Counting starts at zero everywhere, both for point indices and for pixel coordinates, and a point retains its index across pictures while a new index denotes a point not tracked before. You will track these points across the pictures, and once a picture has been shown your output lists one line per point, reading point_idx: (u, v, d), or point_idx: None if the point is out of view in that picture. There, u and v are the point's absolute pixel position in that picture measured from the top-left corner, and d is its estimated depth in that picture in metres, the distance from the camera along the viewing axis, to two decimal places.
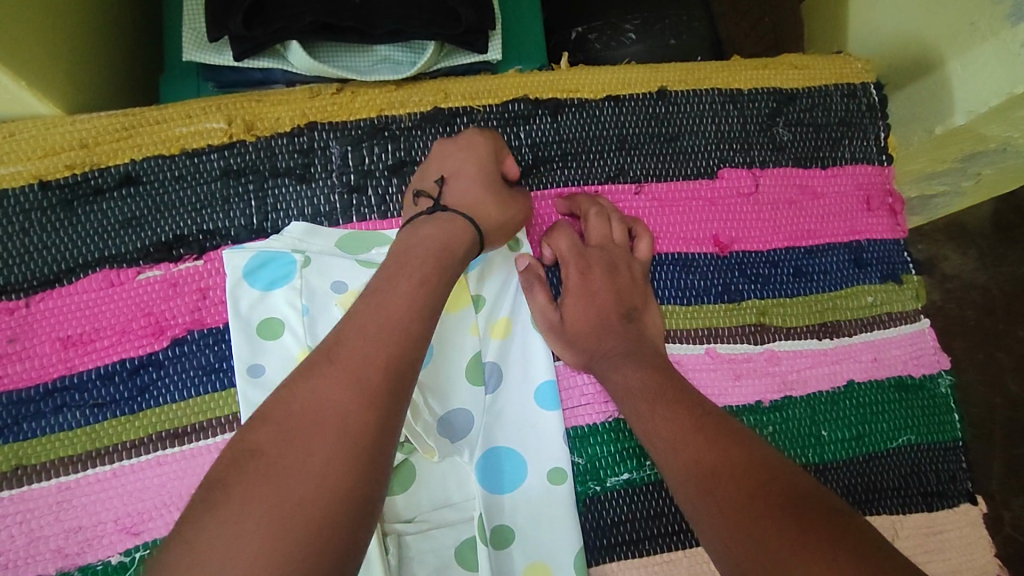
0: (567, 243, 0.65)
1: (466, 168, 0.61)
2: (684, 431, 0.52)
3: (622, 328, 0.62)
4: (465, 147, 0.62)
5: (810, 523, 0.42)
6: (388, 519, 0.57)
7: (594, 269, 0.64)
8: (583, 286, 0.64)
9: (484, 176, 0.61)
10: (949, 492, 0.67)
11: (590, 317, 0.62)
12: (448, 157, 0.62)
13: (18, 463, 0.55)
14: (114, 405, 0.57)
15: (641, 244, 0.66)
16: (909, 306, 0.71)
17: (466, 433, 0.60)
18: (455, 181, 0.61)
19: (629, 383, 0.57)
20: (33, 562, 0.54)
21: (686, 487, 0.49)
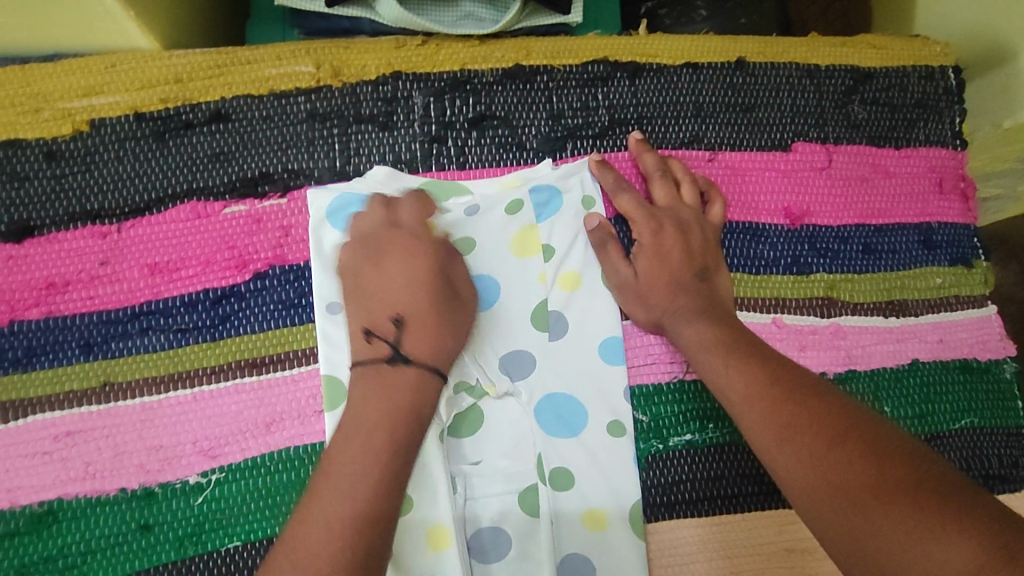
0: (637, 200, 0.65)
1: (404, 284, 0.55)
2: (756, 381, 0.52)
3: (695, 286, 0.61)
4: (395, 248, 0.57)
5: (890, 468, 0.44)
6: (455, 461, 0.59)
7: (664, 228, 0.63)
8: (655, 244, 0.63)
9: (424, 282, 0.56)
10: (1012, 477, 0.65)
11: (664, 271, 0.62)
12: (380, 283, 0.55)
13: (107, 380, 0.57)
14: (197, 331, 0.59)
15: (714, 206, 0.66)
16: (977, 290, 0.70)
17: (524, 374, 0.61)
18: (413, 327, 0.54)
19: (700, 335, 0.57)
20: (117, 475, 0.55)
21: (760, 433, 0.50)
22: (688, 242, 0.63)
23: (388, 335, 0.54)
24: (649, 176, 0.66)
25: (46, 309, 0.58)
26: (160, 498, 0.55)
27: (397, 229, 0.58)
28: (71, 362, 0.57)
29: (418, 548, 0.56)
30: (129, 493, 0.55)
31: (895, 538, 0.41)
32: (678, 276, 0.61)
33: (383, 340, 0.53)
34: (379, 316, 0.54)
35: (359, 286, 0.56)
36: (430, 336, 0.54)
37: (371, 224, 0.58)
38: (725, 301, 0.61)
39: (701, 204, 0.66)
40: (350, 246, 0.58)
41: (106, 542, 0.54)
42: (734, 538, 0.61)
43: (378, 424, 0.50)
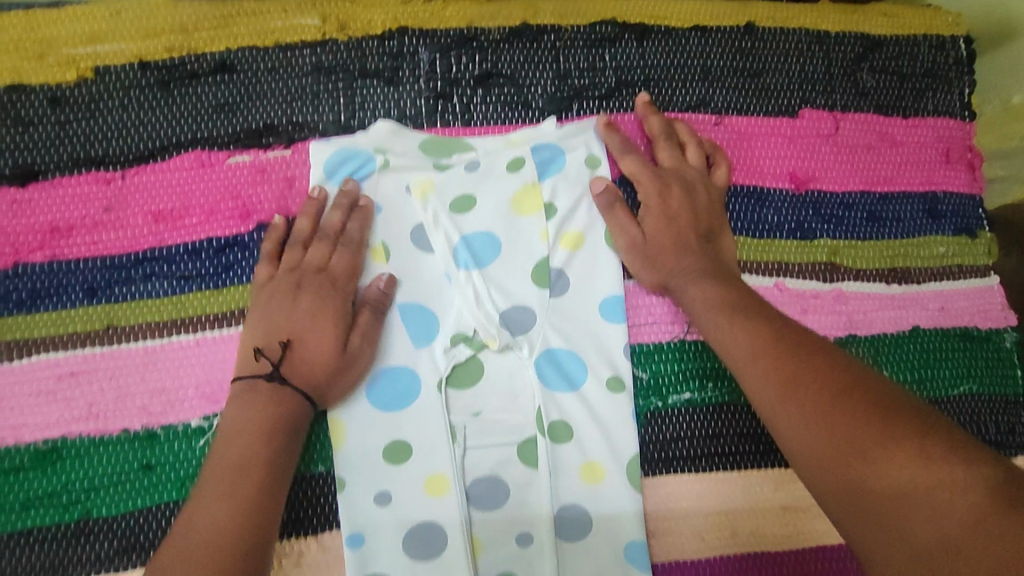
0: (643, 161, 0.64)
1: (303, 310, 0.56)
2: (759, 340, 0.53)
3: (698, 246, 0.61)
4: (318, 287, 0.57)
5: (893, 419, 0.44)
6: (455, 412, 0.59)
7: (672, 187, 0.63)
8: (662, 204, 0.63)
9: (332, 326, 0.56)
10: (1007, 443, 0.65)
11: (668, 231, 0.62)
12: (286, 309, 0.56)
13: (110, 324, 0.57)
14: (200, 278, 0.59)
15: (715, 167, 0.66)
16: (981, 261, 0.69)
17: (525, 329, 0.61)
18: (302, 351, 0.55)
19: (705, 293, 0.58)
20: (120, 415, 0.56)
21: (764, 391, 0.50)
22: (694, 203, 0.63)
23: (275, 355, 0.55)
24: (656, 138, 0.66)
25: (50, 253, 0.58)
26: (162, 439, 0.56)
27: (328, 275, 0.58)
28: (75, 305, 0.57)
29: (418, 494, 0.57)
30: (132, 434, 0.56)
31: (899, 486, 0.41)
32: (682, 235, 0.62)
33: (269, 361, 0.55)
34: (276, 338, 0.56)
35: (267, 306, 0.57)
36: (314, 362, 0.55)
37: (308, 260, 0.58)
38: (728, 266, 0.62)
39: (705, 163, 0.66)
40: (269, 281, 0.58)
41: (109, 480, 0.55)
42: (730, 495, 0.62)
43: (239, 429, 0.52)
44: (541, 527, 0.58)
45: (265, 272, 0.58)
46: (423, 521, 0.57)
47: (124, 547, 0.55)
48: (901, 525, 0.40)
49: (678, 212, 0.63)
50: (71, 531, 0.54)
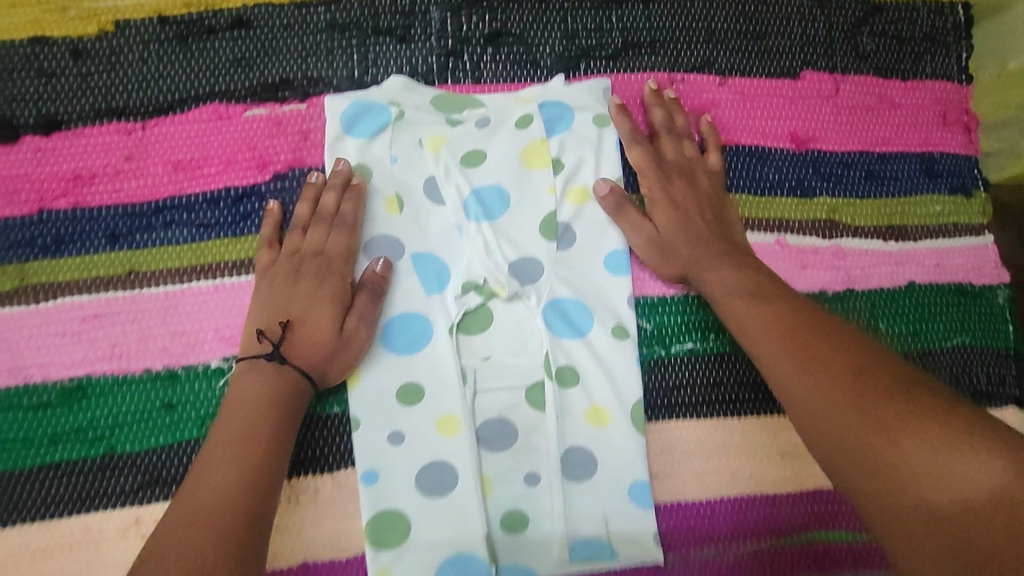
0: (649, 153, 0.65)
1: (303, 291, 0.58)
2: (778, 325, 0.54)
3: (710, 228, 0.63)
4: (318, 271, 0.59)
5: (892, 370, 0.47)
6: (465, 356, 0.61)
7: (674, 182, 0.65)
8: (666, 196, 0.64)
9: (329, 306, 0.58)
10: (997, 393, 0.68)
11: (677, 219, 0.63)
12: (286, 293, 0.58)
13: (132, 269, 0.59)
14: (218, 227, 0.61)
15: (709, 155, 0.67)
16: (976, 220, 0.71)
17: (534, 280, 0.63)
18: (303, 330, 0.57)
19: (722, 279, 0.59)
20: (142, 356, 0.58)
21: (782, 376, 0.52)
22: (699, 194, 0.65)
23: (276, 336, 0.56)
24: (657, 130, 0.67)
25: (73, 200, 0.60)
26: (182, 379, 0.58)
27: (327, 257, 0.59)
28: (97, 250, 0.59)
29: (430, 433, 0.60)
30: (153, 374, 0.58)
31: (919, 452, 0.41)
32: (690, 219, 0.63)
33: (269, 340, 0.56)
34: (277, 319, 0.57)
35: (271, 291, 0.58)
36: (315, 341, 0.56)
37: (307, 244, 0.59)
38: (738, 239, 0.63)
39: (700, 156, 0.67)
40: (270, 265, 0.59)
41: (133, 417, 0.57)
42: (730, 440, 0.64)
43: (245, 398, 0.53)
44: (548, 467, 0.61)
45: (265, 256, 0.60)
46: (434, 460, 0.60)
47: (147, 481, 0.57)
48: (919, 489, 0.41)
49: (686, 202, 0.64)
50: (97, 465, 0.57)
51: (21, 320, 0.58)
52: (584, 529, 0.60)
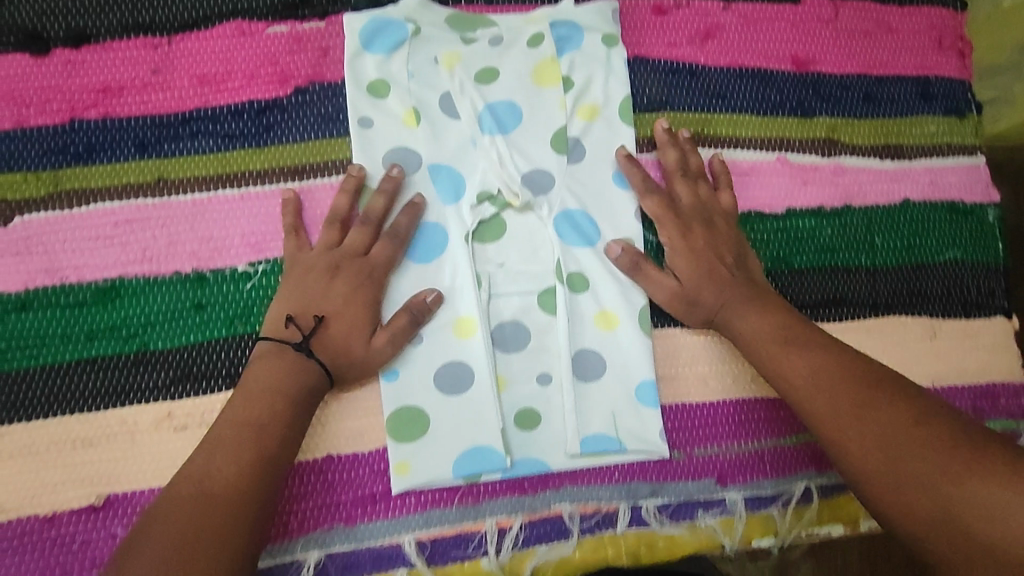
0: (664, 203, 0.65)
1: (336, 287, 0.59)
2: (821, 367, 0.56)
3: (733, 277, 0.63)
4: (357, 271, 0.60)
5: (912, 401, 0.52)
6: (480, 262, 0.64)
7: (694, 231, 0.64)
8: (687, 246, 0.64)
9: (363, 304, 0.59)
10: (986, 304, 0.70)
11: (698, 269, 0.63)
12: (324, 289, 0.59)
13: (162, 177, 0.62)
14: (243, 138, 0.63)
15: (722, 194, 0.66)
16: (969, 139, 0.73)
17: (545, 192, 0.66)
18: (333, 323, 0.58)
19: (755, 326, 0.61)
20: (172, 259, 0.61)
21: (825, 414, 0.54)
22: (718, 241, 0.64)
23: (306, 326, 0.58)
24: (670, 172, 0.66)
25: (103, 111, 0.62)
26: (211, 282, 0.61)
27: (366, 262, 0.60)
28: (127, 158, 0.62)
29: (446, 334, 0.63)
30: (183, 276, 0.61)
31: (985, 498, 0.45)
32: (710, 267, 0.63)
33: (299, 330, 0.58)
34: (308, 311, 0.59)
35: (301, 283, 0.59)
36: (344, 339, 0.58)
37: (345, 245, 0.60)
38: (757, 280, 0.64)
39: (713, 198, 0.66)
40: (298, 253, 0.60)
41: (165, 316, 0.60)
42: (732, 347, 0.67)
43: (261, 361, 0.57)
44: (559, 367, 0.64)
45: (293, 245, 0.61)
46: (451, 361, 0.63)
47: (179, 376, 0.60)
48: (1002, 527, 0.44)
49: (705, 253, 0.63)
50: (131, 361, 0.60)
51: (57, 226, 0.60)
52: (593, 426, 0.63)
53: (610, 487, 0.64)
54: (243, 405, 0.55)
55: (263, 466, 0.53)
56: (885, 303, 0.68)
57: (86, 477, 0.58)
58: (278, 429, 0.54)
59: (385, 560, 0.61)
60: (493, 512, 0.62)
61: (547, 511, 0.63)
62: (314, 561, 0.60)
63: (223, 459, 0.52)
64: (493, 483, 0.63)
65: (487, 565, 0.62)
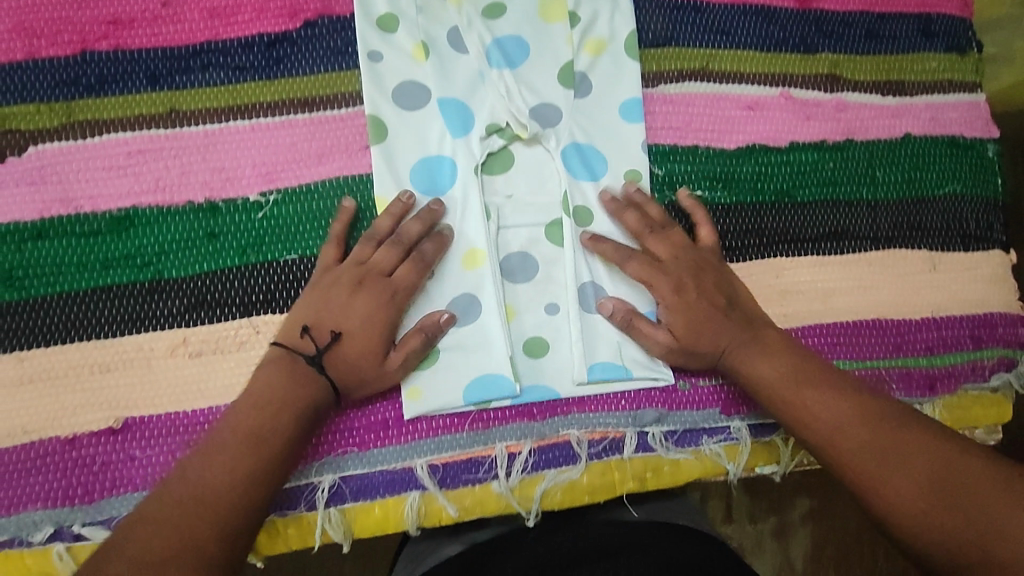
0: (647, 263, 0.63)
1: (358, 306, 0.58)
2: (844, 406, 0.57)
3: (727, 320, 0.62)
4: (378, 292, 0.59)
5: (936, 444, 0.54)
6: (489, 194, 0.65)
7: (685, 285, 0.62)
8: (679, 300, 0.62)
9: (381, 328, 0.59)
10: (985, 237, 0.71)
11: (693, 322, 0.62)
12: (344, 302, 0.58)
13: (174, 109, 0.62)
14: (253, 71, 0.64)
15: (702, 230, 0.65)
16: (969, 77, 0.74)
17: (552, 126, 0.66)
18: (346, 343, 0.58)
19: (766, 376, 0.60)
20: (185, 189, 0.62)
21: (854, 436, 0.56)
22: (710, 293, 0.62)
23: (322, 340, 0.58)
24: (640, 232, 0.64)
25: (114, 43, 0.62)
26: (223, 212, 0.62)
27: (388, 284, 0.59)
28: (139, 90, 0.62)
29: (456, 264, 0.64)
30: (195, 206, 0.62)
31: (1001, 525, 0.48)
32: (701, 317, 0.62)
33: (314, 343, 0.57)
34: (324, 325, 0.58)
35: (323, 293, 0.59)
36: (357, 358, 0.58)
37: (372, 263, 0.59)
38: (753, 325, 0.62)
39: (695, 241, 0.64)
40: (331, 266, 0.60)
41: (178, 244, 0.61)
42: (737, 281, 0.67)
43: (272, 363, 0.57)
44: (566, 298, 0.65)
45: (332, 254, 0.61)
46: (461, 292, 0.64)
47: (193, 304, 0.61)
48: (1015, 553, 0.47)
49: (698, 304, 0.62)
50: (146, 289, 0.61)
51: (71, 157, 0.61)
52: (600, 355, 0.65)
53: (617, 414, 0.65)
54: (253, 388, 0.56)
55: (276, 452, 0.53)
56: (885, 236, 0.69)
57: (105, 401, 0.60)
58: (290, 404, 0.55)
59: (397, 485, 0.62)
60: (503, 438, 0.63)
61: (555, 437, 0.64)
62: (328, 484, 0.61)
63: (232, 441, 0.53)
64: (503, 409, 0.64)
65: (497, 489, 0.63)
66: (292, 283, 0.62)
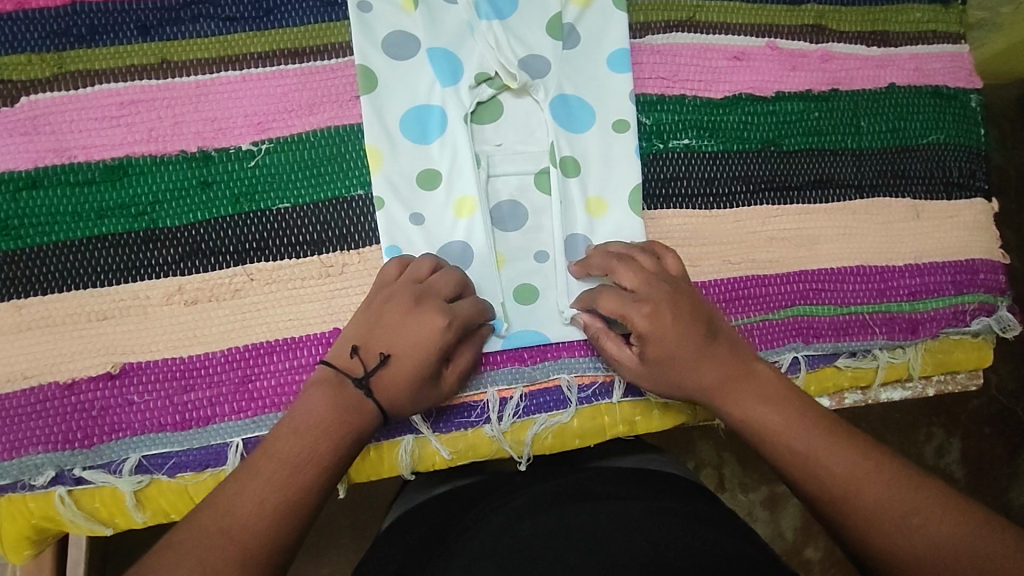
0: (620, 295, 0.59)
1: (412, 329, 0.55)
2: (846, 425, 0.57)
3: (705, 346, 0.58)
4: (436, 312, 0.56)
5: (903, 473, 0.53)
6: (478, 144, 0.66)
7: (662, 310, 0.58)
8: (654, 330, 0.57)
9: (437, 353, 0.55)
10: (968, 185, 0.73)
11: (673, 349, 0.58)
12: (399, 322, 0.56)
13: (165, 59, 0.63)
14: (243, 21, 0.64)
15: (667, 259, 0.62)
16: (953, 28, 0.74)
17: (541, 77, 0.67)
18: (397, 366, 0.55)
19: (764, 419, 0.57)
20: (178, 139, 0.63)
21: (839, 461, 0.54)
22: (688, 320, 0.58)
23: (372, 361, 0.55)
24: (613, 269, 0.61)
25: None
26: (216, 161, 0.63)
27: (447, 308, 0.57)
28: (130, 41, 0.63)
29: (448, 212, 0.65)
30: (188, 155, 0.63)
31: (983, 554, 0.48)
32: (678, 343, 0.58)
33: (362, 363, 0.55)
34: (375, 346, 0.56)
35: (379, 313, 0.57)
36: (407, 382, 0.55)
37: (432, 286, 0.58)
38: (732, 351, 0.59)
39: (661, 267, 0.61)
40: (388, 285, 0.59)
41: (173, 192, 0.62)
42: (723, 230, 0.68)
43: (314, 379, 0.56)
44: (556, 246, 0.66)
45: (392, 272, 0.60)
46: (453, 240, 0.65)
47: (187, 253, 0.62)
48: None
49: (676, 331, 0.58)
50: (141, 237, 0.62)
51: (63, 107, 0.62)
52: None
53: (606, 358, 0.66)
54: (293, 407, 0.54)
55: (293, 437, 0.52)
56: (869, 184, 0.71)
57: (101, 347, 0.61)
58: (319, 404, 0.53)
59: (390, 429, 0.63)
60: (495, 381, 0.64)
61: (546, 381, 0.65)
62: None
63: (268, 447, 0.52)
64: (494, 354, 0.65)
65: (489, 433, 0.64)
66: (284, 231, 0.63)
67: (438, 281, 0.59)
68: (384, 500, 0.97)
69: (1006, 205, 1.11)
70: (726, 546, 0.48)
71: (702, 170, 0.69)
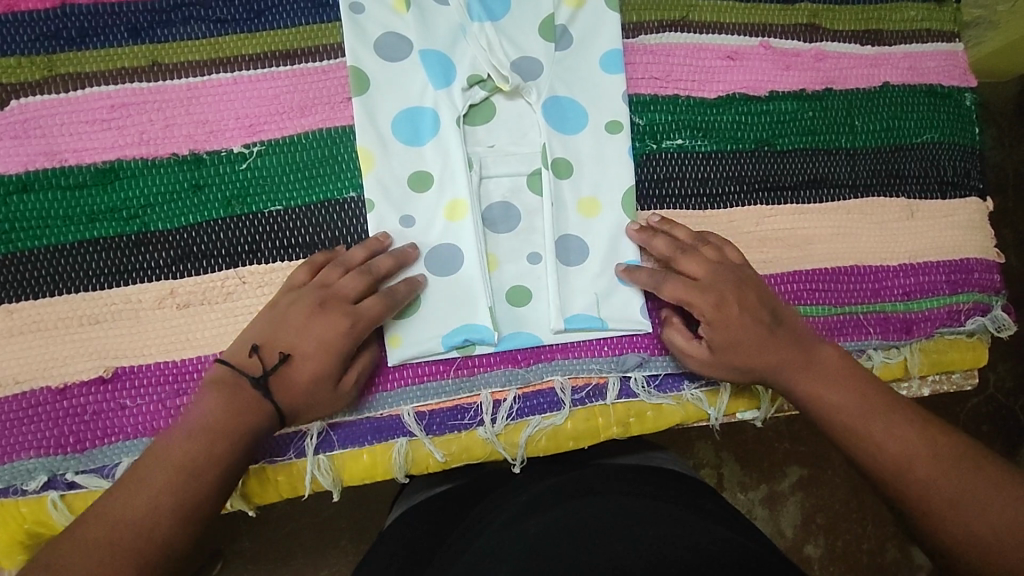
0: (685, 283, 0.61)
1: (315, 330, 0.56)
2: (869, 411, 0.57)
3: (771, 333, 0.60)
4: (341, 315, 0.57)
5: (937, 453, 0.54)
6: (471, 146, 0.66)
7: (729, 301, 0.60)
8: (720, 321, 0.59)
9: (340, 354, 0.56)
10: (962, 184, 0.72)
11: (738, 338, 0.59)
12: (302, 323, 0.56)
13: (156, 62, 0.63)
14: (234, 23, 0.64)
15: (726, 249, 0.63)
16: (948, 26, 0.74)
17: (534, 78, 0.67)
18: (298, 366, 0.55)
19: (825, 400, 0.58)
20: (169, 142, 0.62)
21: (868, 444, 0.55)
22: (750, 310, 0.60)
23: (270, 360, 0.55)
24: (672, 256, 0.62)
25: None
26: (208, 163, 0.63)
27: (350, 311, 0.57)
28: (120, 43, 0.63)
29: (438, 214, 0.65)
30: (180, 158, 0.62)
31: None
32: (743, 332, 0.59)
33: (260, 363, 0.55)
34: (275, 345, 0.56)
35: (281, 313, 0.57)
36: (307, 382, 0.55)
37: (338, 287, 0.58)
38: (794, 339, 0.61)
39: (724, 257, 0.62)
40: (300, 287, 0.59)
41: (164, 196, 0.62)
42: (716, 230, 0.68)
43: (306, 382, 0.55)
44: (548, 248, 0.65)
45: (302, 276, 0.59)
46: (441, 243, 0.64)
47: (179, 256, 0.62)
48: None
49: (741, 320, 0.60)
50: (133, 241, 0.61)
51: (54, 110, 0.61)
52: (577, 305, 0.66)
53: (600, 360, 0.66)
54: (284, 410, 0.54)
55: None
56: (863, 184, 0.71)
57: (94, 351, 0.60)
58: None
59: (385, 431, 0.63)
60: (488, 384, 0.64)
61: (540, 383, 0.65)
62: (318, 430, 0.62)
63: None
64: (485, 357, 0.65)
65: (484, 435, 0.64)
66: (276, 233, 0.63)
67: (346, 282, 0.58)
68: (382, 500, 0.97)
69: (1003, 202, 1.10)
70: (726, 545, 0.48)
71: (697, 171, 0.68)
